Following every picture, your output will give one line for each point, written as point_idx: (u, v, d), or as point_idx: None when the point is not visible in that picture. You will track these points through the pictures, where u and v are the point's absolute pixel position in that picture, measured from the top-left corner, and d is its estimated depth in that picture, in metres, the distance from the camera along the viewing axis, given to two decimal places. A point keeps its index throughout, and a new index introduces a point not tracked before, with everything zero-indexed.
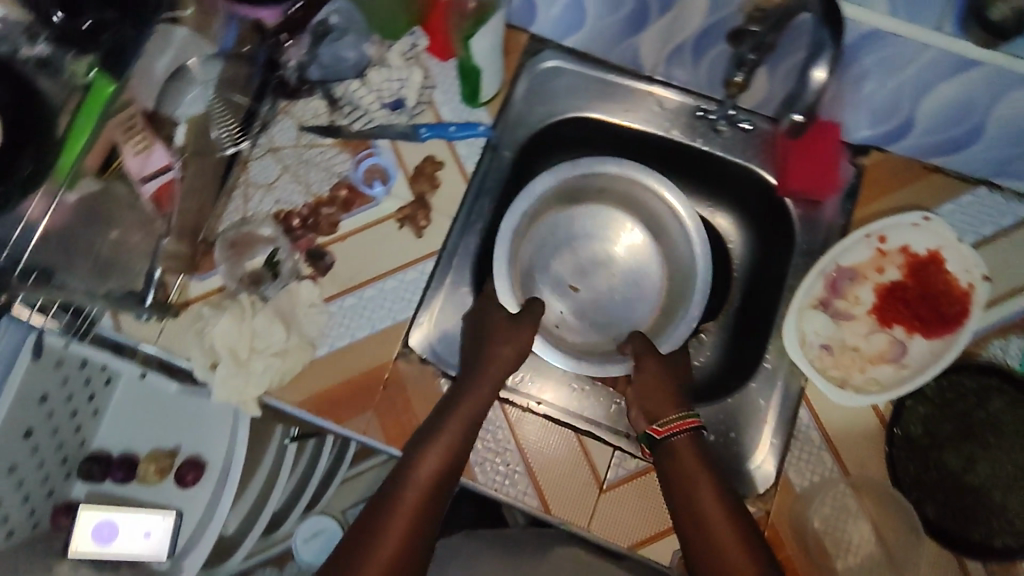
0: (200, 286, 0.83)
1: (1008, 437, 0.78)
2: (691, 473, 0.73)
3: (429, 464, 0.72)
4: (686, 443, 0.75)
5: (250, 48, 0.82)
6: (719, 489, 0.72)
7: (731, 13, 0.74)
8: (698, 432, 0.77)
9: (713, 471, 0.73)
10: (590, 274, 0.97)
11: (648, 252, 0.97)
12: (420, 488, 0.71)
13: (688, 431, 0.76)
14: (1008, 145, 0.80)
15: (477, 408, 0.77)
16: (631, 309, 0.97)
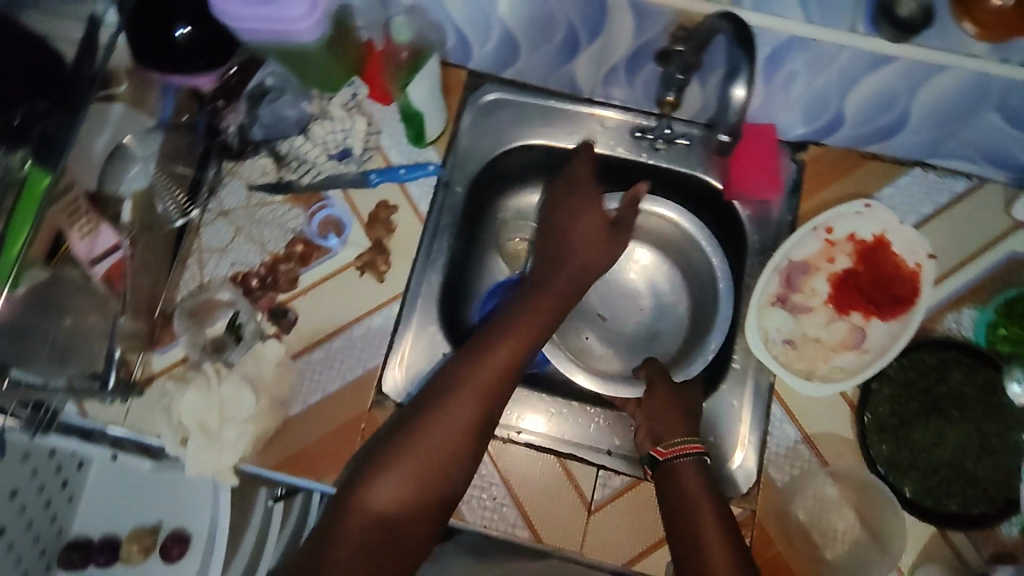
0: (162, 359, 0.84)
1: (970, 408, 0.81)
2: (692, 496, 0.74)
3: (498, 364, 0.77)
4: (688, 465, 0.76)
5: (190, 117, 0.87)
6: (720, 516, 0.73)
7: (654, 35, 0.77)
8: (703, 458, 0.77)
9: (712, 491, 0.75)
10: (619, 305, 1.00)
11: (668, 277, 0.99)
12: (483, 383, 0.76)
13: (695, 454, 0.77)
14: (932, 131, 0.83)
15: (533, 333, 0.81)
16: (660, 335, 0.98)
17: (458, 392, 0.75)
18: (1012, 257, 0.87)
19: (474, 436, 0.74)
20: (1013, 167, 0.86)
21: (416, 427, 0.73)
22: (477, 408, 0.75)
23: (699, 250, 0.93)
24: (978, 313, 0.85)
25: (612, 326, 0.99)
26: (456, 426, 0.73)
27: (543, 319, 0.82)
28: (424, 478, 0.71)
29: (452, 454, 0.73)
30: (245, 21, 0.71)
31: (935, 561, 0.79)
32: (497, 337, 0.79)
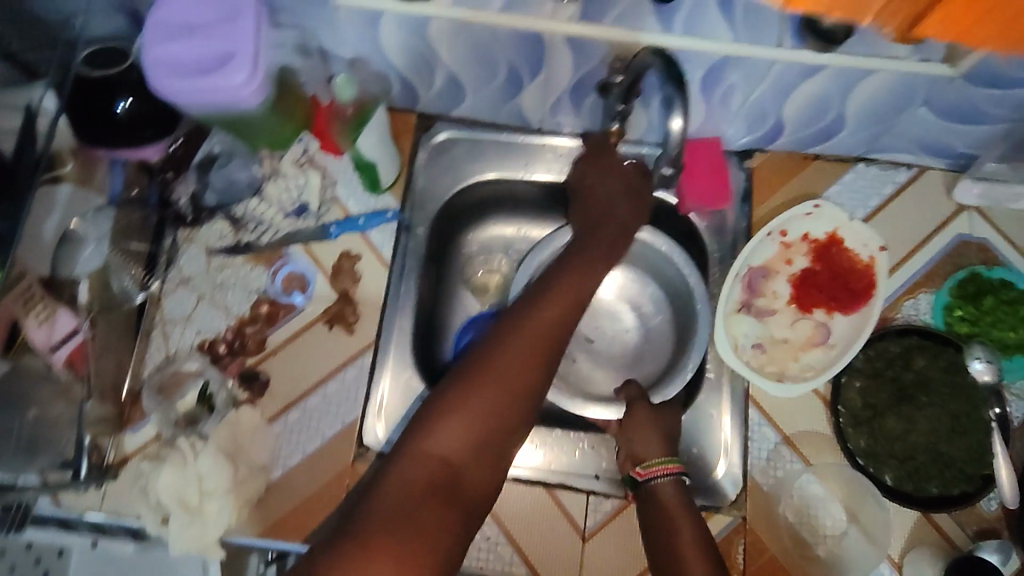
0: (134, 439, 0.82)
1: (936, 391, 0.83)
2: (672, 517, 0.74)
3: (552, 311, 0.74)
4: (666, 486, 0.76)
5: (139, 191, 0.86)
6: (699, 534, 0.73)
7: (593, 67, 0.79)
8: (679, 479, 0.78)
9: (691, 512, 0.75)
10: (605, 324, 0.99)
11: (651, 299, 0.99)
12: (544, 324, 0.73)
13: (671, 475, 0.77)
14: (869, 129, 0.86)
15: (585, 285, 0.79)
16: (645, 357, 0.98)
17: (519, 333, 0.71)
18: (961, 239, 0.90)
19: (539, 380, 0.70)
20: (950, 154, 0.89)
21: (482, 364, 0.69)
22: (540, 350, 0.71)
23: (677, 271, 0.93)
24: (935, 297, 0.88)
25: (599, 347, 0.98)
26: (524, 367, 0.69)
27: (591, 270, 0.81)
28: (490, 420, 0.66)
29: (509, 399, 0.67)
30: (186, 93, 0.72)
31: (924, 545, 0.81)
32: (553, 285, 0.77)
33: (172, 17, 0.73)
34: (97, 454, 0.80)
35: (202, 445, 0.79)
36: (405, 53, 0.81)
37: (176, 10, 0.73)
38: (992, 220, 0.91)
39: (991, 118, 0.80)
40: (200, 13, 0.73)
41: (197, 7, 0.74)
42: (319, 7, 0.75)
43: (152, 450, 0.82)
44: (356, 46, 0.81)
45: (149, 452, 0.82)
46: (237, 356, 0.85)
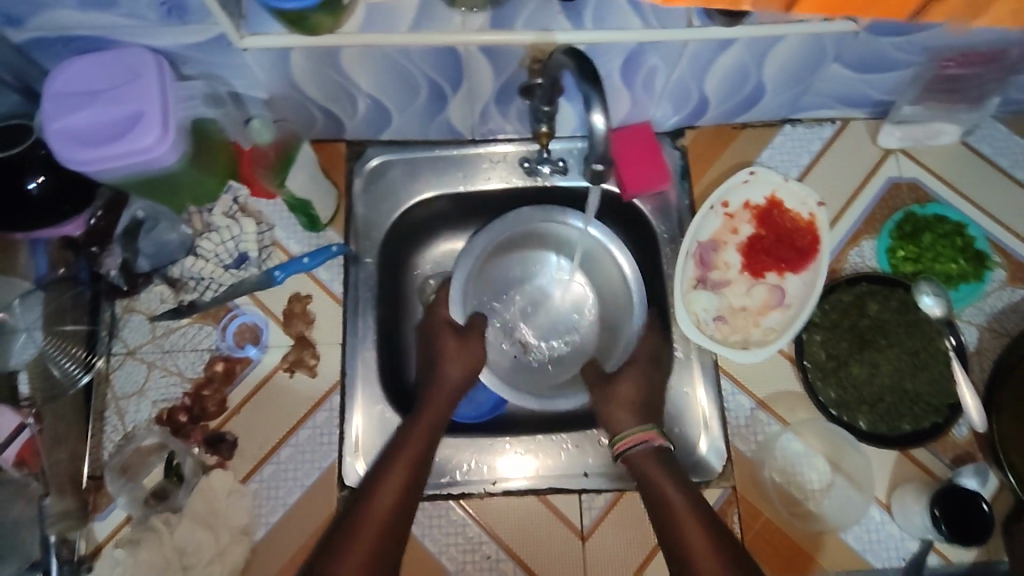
0: (105, 526, 0.78)
1: (894, 332, 0.85)
2: (665, 499, 0.74)
3: (384, 505, 0.72)
4: (650, 462, 0.77)
5: (66, 268, 0.84)
6: (687, 494, 0.74)
7: (512, 72, 0.79)
8: (661, 451, 0.78)
9: (671, 467, 0.77)
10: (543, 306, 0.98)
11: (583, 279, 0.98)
12: (377, 525, 0.70)
13: (649, 446, 0.78)
14: (789, 90, 0.88)
15: (417, 461, 0.76)
16: (577, 331, 0.98)
17: (352, 542, 0.69)
18: (892, 182, 0.93)
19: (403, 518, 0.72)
20: (869, 103, 0.92)
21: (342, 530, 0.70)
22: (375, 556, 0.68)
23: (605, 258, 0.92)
24: (877, 242, 0.91)
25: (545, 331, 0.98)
26: (381, 523, 0.70)
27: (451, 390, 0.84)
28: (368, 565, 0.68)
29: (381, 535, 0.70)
30: (97, 162, 0.70)
31: (908, 482, 0.83)
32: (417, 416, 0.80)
33: (68, 84, 0.70)
34: (66, 548, 0.77)
35: (176, 519, 0.77)
36: (321, 86, 0.80)
37: (72, 76, 0.70)
38: (917, 160, 0.94)
39: (900, 63, 0.82)
40: (100, 77, 0.70)
41: (97, 70, 0.71)
42: (224, 52, 0.72)
43: (125, 533, 0.78)
44: (271, 86, 0.79)
45: (122, 536, 0.78)
46: (199, 422, 0.82)
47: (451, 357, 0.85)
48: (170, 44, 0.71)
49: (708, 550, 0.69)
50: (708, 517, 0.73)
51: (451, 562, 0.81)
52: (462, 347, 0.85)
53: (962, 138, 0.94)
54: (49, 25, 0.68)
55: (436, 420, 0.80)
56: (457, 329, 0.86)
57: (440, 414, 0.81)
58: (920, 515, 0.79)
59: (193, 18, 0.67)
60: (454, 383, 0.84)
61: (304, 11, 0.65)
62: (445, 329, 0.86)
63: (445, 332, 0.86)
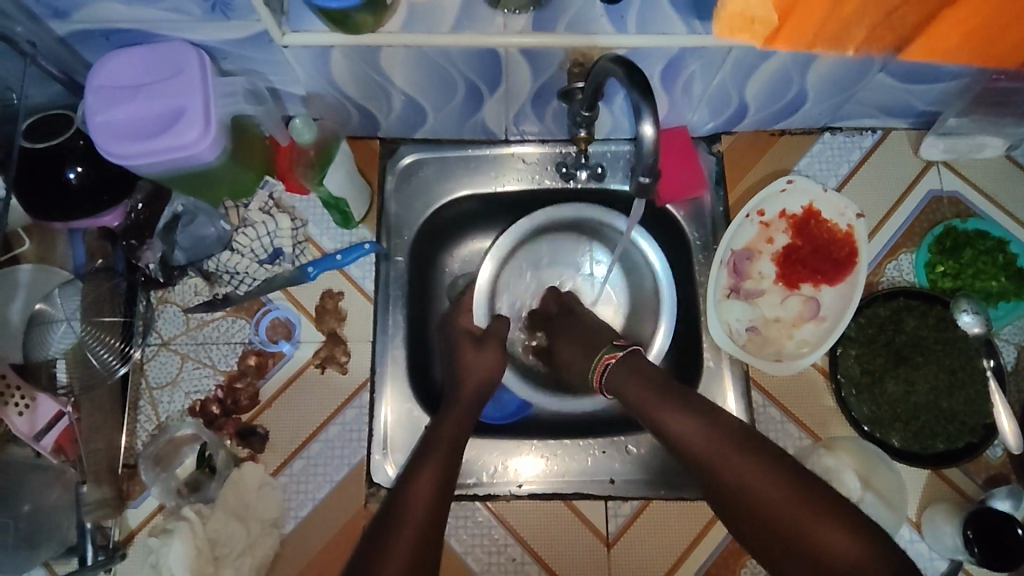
0: (137, 514, 0.80)
1: (930, 350, 0.84)
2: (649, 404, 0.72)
3: (416, 522, 0.66)
4: (622, 373, 0.77)
5: (104, 259, 0.84)
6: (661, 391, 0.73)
7: (552, 75, 0.79)
8: (628, 358, 0.78)
9: (646, 373, 0.75)
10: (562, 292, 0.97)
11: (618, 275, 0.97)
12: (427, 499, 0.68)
13: (618, 360, 0.78)
14: (831, 98, 0.86)
15: (446, 472, 0.71)
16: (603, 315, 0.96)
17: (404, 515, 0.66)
18: (933, 195, 0.91)
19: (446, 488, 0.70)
20: (912, 113, 0.90)
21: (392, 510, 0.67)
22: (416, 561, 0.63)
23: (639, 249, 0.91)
24: (915, 255, 0.89)
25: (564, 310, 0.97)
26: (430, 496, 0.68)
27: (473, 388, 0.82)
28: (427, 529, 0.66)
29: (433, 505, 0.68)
30: (139, 156, 0.70)
31: (939, 501, 0.82)
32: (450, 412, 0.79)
33: (111, 79, 0.70)
34: (101, 535, 0.79)
35: (208, 510, 0.78)
36: (357, 83, 0.79)
37: (115, 71, 0.71)
38: (959, 172, 0.92)
39: (948, 75, 0.80)
40: (142, 72, 0.71)
41: (137, 66, 0.71)
42: (265, 49, 0.72)
43: (157, 523, 0.80)
44: (308, 83, 0.79)
45: (154, 525, 0.80)
46: (231, 415, 0.83)
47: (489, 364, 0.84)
48: (213, 40, 0.71)
49: (695, 439, 0.68)
50: (689, 399, 0.71)
51: (476, 563, 0.81)
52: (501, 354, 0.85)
53: (1005, 152, 0.92)
54: (94, 18, 0.68)
55: (458, 427, 0.77)
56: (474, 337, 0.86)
57: (464, 423, 0.78)
58: (951, 535, 0.78)
59: (236, 14, 0.67)
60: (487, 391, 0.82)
61: (347, 11, 0.65)
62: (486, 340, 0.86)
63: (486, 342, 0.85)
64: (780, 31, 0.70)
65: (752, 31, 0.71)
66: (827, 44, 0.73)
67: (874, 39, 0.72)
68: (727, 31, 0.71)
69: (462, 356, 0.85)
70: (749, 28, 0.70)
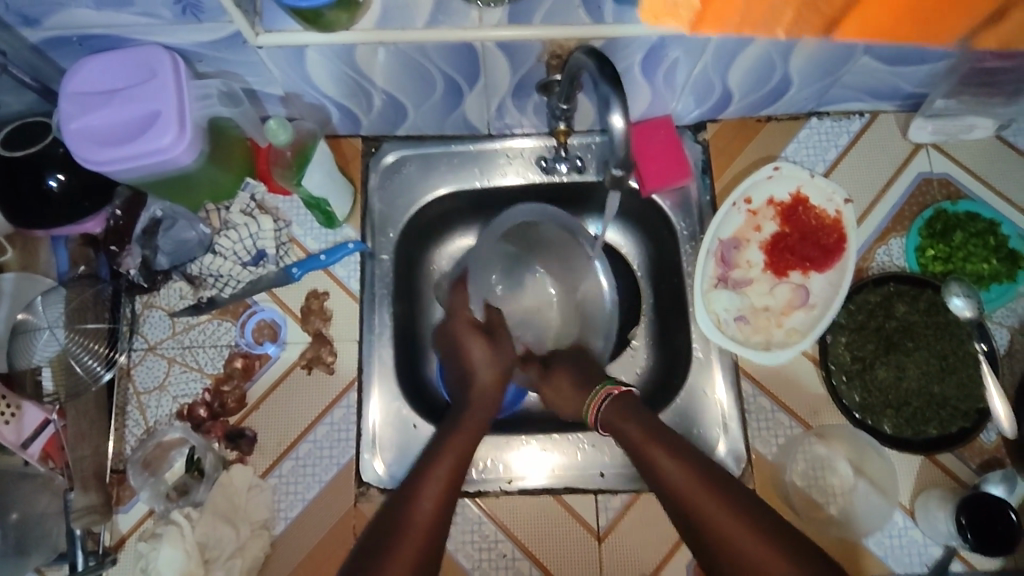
0: (127, 519, 0.80)
1: (922, 335, 0.82)
2: (660, 465, 0.74)
3: (438, 485, 0.72)
4: (626, 421, 0.77)
5: (86, 265, 0.86)
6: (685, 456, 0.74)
7: (530, 67, 0.77)
8: (634, 410, 0.78)
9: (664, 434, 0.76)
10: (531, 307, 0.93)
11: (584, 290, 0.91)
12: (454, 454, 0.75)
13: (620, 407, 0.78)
14: (817, 82, 0.84)
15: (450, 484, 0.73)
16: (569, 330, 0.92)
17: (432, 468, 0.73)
18: (922, 177, 0.90)
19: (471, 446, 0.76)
20: (899, 96, 0.89)
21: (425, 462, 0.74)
22: (420, 562, 0.68)
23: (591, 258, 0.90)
24: (905, 240, 0.88)
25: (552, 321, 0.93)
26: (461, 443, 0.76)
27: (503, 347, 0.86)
28: (454, 481, 0.73)
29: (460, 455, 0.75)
30: (115, 163, 0.70)
31: (932, 487, 0.81)
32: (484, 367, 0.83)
33: (85, 85, 0.70)
34: (91, 540, 0.79)
35: (198, 513, 0.78)
36: (336, 83, 0.79)
37: (90, 77, 0.70)
38: (949, 155, 0.91)
39: (934, 56, 0.79)
40: (115, 77, 0.70)
41: (110, 70, 0.70)
42: (239, 50, 0.72)
43: (148, 527, 0.80)
44: (285, 83, 0.79)
45: (144, 529, 0.80)
46: (219, 418, 0.83)
47: (481, 363, 0.83)
48: (186, 42, 0.70)
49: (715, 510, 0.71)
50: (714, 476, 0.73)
51: (467, 559, 0.81)
52: (492, 352, 0.84)
53: (996, 132, 0.91)
54: (64, 24, 0.67)
55: (492, 390, 0.82)
56: (482, 332, 0.86)
57: (479, 422, 0.79)
58: (945, 521, 0.77)
59: (207, 15, 0.66)
60: (492, 383, 0.83)
61: (318, 9, 0.64)
62: (472, 334, 0.85)
63: (471, 340, 0.85)
64: (706, 14, 0.69)
65: (678, 16, 0.70)
66: (754, 28, 0.71)
67: (805, 22, 0.71)
68: (653, 17, 0.70)
69: (470, 349, 0.84)
70: (674, 11, 0.69)
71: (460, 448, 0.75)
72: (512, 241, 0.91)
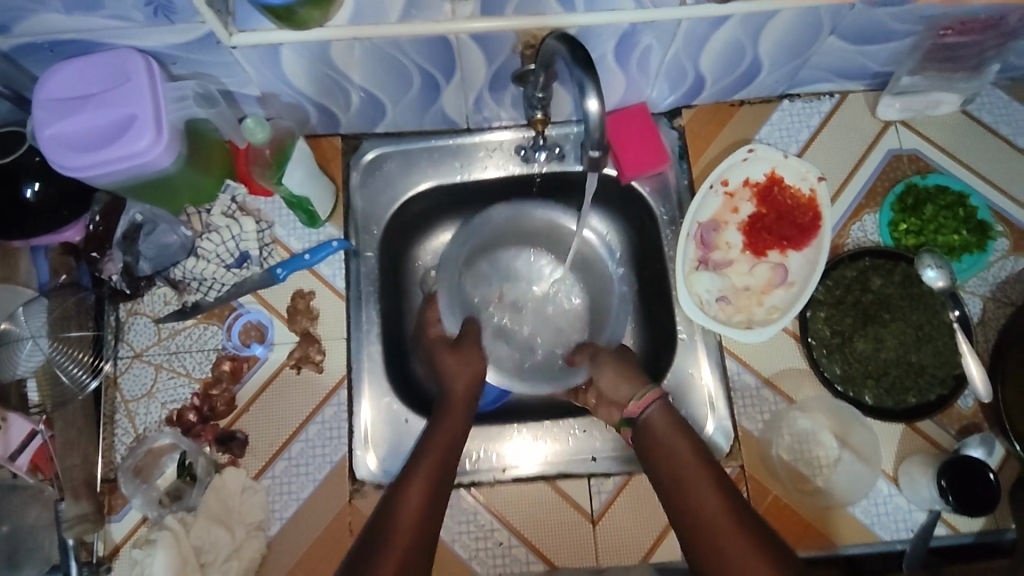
0: (120, 528, 0.80)
1: (898, 307, 0.85)
2: (686, 478, 0.74)
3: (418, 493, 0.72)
4: (658, 418, 0.78)
5: (68, 274, 0.85)
6: (700, 456, 0.75)
7: (505, 58, 0.78)
8: (668, 408, 0.79)
9: (685, 432, 0.77)
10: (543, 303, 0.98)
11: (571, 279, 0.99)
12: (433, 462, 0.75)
13: (653, 403, 0.78)
14: (786, 65, 0.86)
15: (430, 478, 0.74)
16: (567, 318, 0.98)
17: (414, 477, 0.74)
18: (892, 154, 0.92)
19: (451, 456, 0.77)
20: (867, 75, 0.91)
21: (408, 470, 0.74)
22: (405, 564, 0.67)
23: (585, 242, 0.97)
24: (879, 215, 0.90)
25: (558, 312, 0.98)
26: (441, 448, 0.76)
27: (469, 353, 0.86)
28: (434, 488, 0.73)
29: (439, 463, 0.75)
30: (92, 168, 0.69)
31: (914, 454, 0.83)
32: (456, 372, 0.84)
33: (60, 91, 0.70)
34: (84, 550, 0.79)
35: (191, 518, 0.78)
36: (312, 81, 0.79)
37: (64, 82, 0.70)
38: (917, 131, 0.93)
39: (897, 34, 0.81)
40: (89, 82, 0.70)
41: (84, 75, 0.70)
42: (213, 51, 0.71)
43: (142, 534, 0.80)
44: (262, 83, 0.79)
45: (138, 536, 0.79)
46: (209, 421, 0.83)
47: (450, 371, 0.84)
48: (160, 44, 0.70)
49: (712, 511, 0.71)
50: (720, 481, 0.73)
51: (464, 549, 0.82)
52: (458, 357, 0.86)
53: (962, 107, 0.93)
54: (35, 30, 0.67)
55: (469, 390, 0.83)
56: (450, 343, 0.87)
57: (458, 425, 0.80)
58: (927, 487, 0.79)
59: (179, 17, 0.66)
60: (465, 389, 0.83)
61: (290, 6, 0.64)
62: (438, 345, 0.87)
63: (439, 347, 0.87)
64: None
65: None
66: None
67: None
68: None
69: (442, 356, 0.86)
70: None
71: (438, 453, 0.76)
72: (500, 238, 0.97)
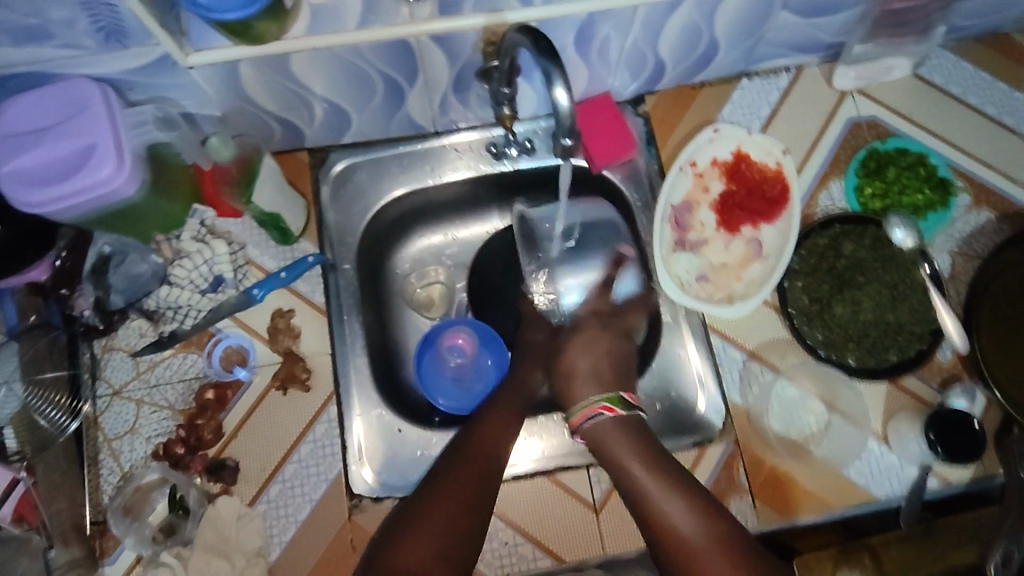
0: (114, 570, 0.78)
1: (870, 270, 0.87)
2: (646, 495, 0.69)
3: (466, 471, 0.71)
4: (608, 432, 0.73)
5: (38, 315, 0.82)
6: (663, 471, 0.70)
7: (467, 58, 0.78)
8: (622, 421, 0.73)
9: (641, 445, 0.72)
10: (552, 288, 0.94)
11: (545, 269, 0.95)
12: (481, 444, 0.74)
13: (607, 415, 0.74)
14: (743, 43, 0.87)
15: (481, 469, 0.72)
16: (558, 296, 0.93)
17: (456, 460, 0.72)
18: (852, 122, 0.94)
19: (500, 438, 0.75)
20: (821, 47, 0.93)
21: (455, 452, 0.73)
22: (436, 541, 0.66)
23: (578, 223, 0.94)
24: (845, 182, 0.92)
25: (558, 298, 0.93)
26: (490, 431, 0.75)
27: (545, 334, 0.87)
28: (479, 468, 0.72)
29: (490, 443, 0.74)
30: (52, 203, 0.67)
31: (901, 411, 0.85)
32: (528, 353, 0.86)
33: (13, 126, 0.67)
34: None
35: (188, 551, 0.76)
36: (273, 95, 0.78)
37: (17, 116, 0.68)
38: (873, 98, 0.95)
39: (846, 5, 0.83)
40: (43, 114, 0.68)
41: (36, 108, 0.68)
42: (167, 73, 0.70)
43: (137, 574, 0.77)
44: (222, 103, 0.78)
45: None
46: (197, 452, 0.81)
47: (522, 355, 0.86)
48: (113, 71, 0.68)
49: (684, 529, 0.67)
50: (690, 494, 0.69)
51: None
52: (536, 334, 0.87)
53: (914, 71, 0.96)
54: None
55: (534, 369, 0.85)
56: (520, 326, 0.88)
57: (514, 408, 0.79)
58: (916, 441, 0.81)
59: (132, 41, 0.64)
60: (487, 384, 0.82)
61: (245, 20, 0.63)
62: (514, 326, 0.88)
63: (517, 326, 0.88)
64: None
65: None
66: None
67: None
68: None
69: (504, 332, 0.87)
70: None
71: (486, 436, 0.75)
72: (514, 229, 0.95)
